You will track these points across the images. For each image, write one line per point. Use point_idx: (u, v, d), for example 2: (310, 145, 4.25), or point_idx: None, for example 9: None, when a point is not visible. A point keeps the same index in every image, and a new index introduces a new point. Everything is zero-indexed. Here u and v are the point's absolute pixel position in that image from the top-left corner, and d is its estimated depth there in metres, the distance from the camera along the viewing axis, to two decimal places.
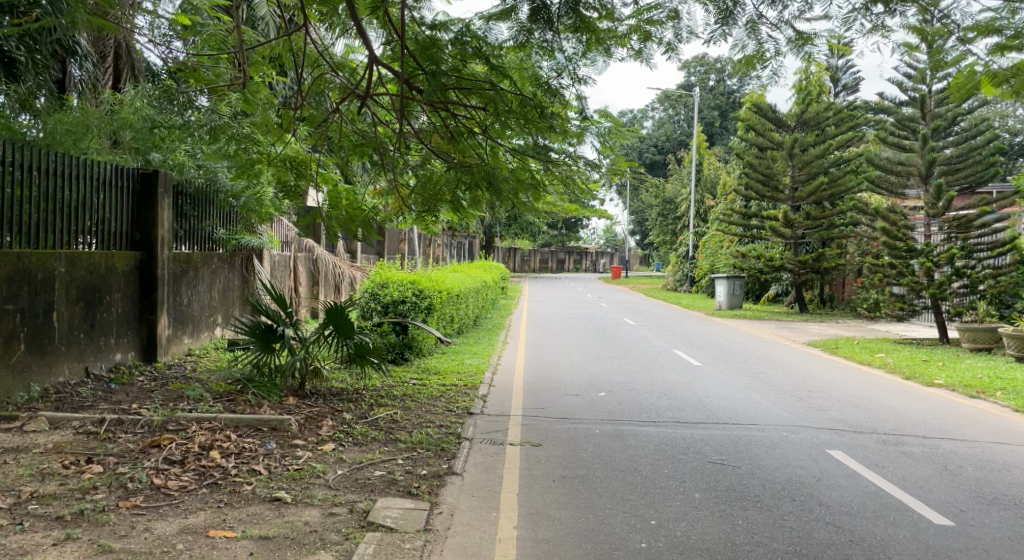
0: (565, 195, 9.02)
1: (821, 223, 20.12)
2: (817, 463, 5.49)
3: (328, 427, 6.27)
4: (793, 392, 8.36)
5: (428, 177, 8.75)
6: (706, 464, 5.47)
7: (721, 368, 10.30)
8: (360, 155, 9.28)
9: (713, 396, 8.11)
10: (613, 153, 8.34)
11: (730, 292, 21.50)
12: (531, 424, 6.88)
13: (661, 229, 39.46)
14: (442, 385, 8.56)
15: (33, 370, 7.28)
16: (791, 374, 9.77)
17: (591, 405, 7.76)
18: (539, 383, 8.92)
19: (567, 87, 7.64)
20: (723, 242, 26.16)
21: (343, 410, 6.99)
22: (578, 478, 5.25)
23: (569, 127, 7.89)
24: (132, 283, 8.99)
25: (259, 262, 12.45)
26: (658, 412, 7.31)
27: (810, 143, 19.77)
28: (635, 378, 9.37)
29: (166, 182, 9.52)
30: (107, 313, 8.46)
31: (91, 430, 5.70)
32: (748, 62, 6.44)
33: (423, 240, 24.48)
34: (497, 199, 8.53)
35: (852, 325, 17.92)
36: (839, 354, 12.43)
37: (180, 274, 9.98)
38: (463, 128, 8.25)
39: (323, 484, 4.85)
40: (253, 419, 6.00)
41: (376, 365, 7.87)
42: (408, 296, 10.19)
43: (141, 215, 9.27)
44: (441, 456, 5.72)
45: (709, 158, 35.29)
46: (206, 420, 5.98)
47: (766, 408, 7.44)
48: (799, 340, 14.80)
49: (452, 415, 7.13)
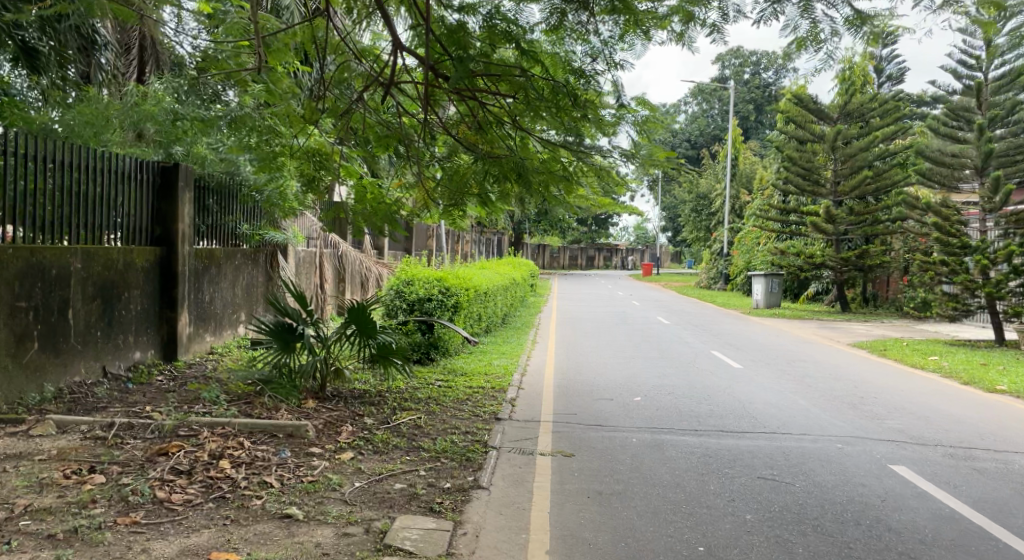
0: (598, 187, 8.54)
1: (864, 219, 19.40)
2: (881, 481, 5.02)
3: (348, 433, 5.92)
4: (843, 400, 7.85)
5: (455, 170, 8.43)
6: (756, 481, 5.03)
7: (762, 372, 9.79)
8: (386, 147, 8.93)
9: (756, 402, 7.64)
10: (651, 144, 7.69)
11: (768, 291, 20.85)
12: (564, 432, 6.47)
13: (695, 224, 38.71)
14: (469, 387, 8.21)
15: (47, 370, 7.00)
16: (840, 378, 9.22)
17: (626, 410, 7.34)
18: (571, 387, 8.51)
19: (601, 73, 7.10)
20: (760, 238, 25.47)
21: (365, 415, 6.65)
22: (615, 495, 4.85)
23: (604, 117, 7.42)
24: (153, 280, 8.74)
25: (284, 258, 12.24)
26: (699, 420, 6.87)
27: (853, 136, 19.12)
28: (671, 381, 8.93)
29: (187, 176, 9.26)
30: (126, 311, 8.22)
31: (100, 435, 5.35)
32: (800, 45, 5.94)
33: (453, 236, 24.12)
34: (527, 193, 8.16)
35: (899, 325, 17.18)
36: (889, 356, 11.82)
37: (202, 271, 9.74)
38: (493, 118, 7.86)
39: (339, 499, 4.49)
40: (268, 424, 5.66)
41: (400, 366, 7.57)
42: (434, 294, 9.86)
43: (161, 209, 9.01)
44: (466, 467, 5.33)
45: (744, 152, 34.53)
46: (219, 424, 5.64)
47: (813, 417, 6.97)
48: (844, 341, 14.19)
49: (478, 420, 6.76)
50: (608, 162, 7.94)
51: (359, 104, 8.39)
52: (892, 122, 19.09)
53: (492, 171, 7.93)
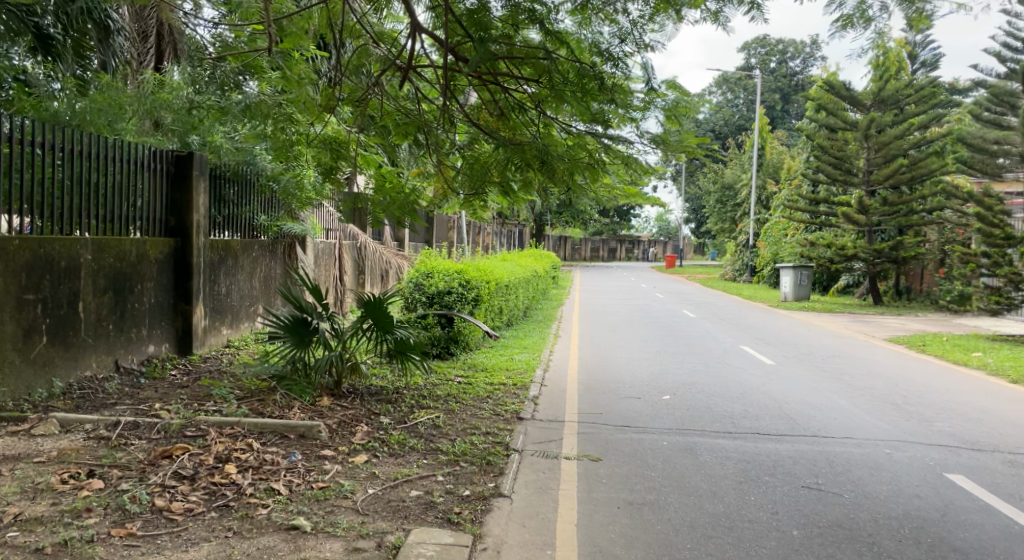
0: (626, 176, 8.16)
1: (898, 209, 18.84)
2: (937, 493, 4.88)
3: (363, 434, 5.63)
4: (884, 403, 7.46)
5: (475, 158, 8.09)
6: (801, 492, 4.85)
7: (796, 370, 9.38)
8: (405, 135, 8.58)
9: (792, 404, 7.28)
10: (681, 129, 7.32)
11: (797, 283, 20.35)
12: (590, 433, 6.14)
13: (720, 216, 38.02)
14: (490, 384, 7.91)
15: (57, 364, 6.75)
16: (879, 378, 8.89)
17: (655, 410, 7.01)
18: (596, 384, 8.19)
19: (630, 56, 6.71)
20: (789, 230, 24.87)
21: (382, 414, 6.36)
22: (647, 507, 4.56)
23: (632, 101, 7.01)
24: (167, 272, 8.50)
25: (302, 250, 12.03)
26: (733, 421, 6.55)
27: (887, 124, 18.54)
28: (701, 379, 8.57)
29: (201, 164, 9.00)
30: (140, 303, 7.97)
31: (104, 435, 5.09)
32: (847, 23, 5.56)
33: (474, 228, 23.78)
34: (550, 182, 7.78)
35: (936, 319, 16.62)
36: (927, 353, 11.35)
37: (217, 263, 9.50)
38: (515, 103, 7.56)
39: (351, 509, 4.20)
40: (279, 424, 5.38)
41: (418, 362, 7.31)
42: (454, 287, 9.55)
43: (176, 199, 8.75)
44: (487, 473, 5.03)
45: (771, 141, 33.85)
46: (228, 424, 5.36)
47: (854, 422, 6.62)
48: (879, 336, 13.71)
49: (500, 420, 6.45)
50: (628, 150, 7.60)
51: (377, 88, 8.10)
52: (929, 109, 18.48)
53: (512, 157, 7.58)
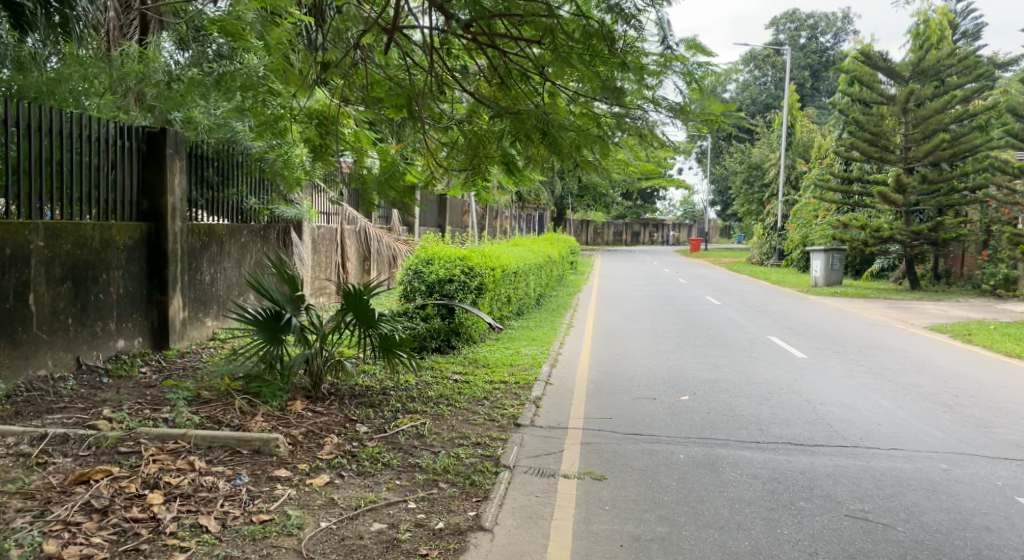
0: (641, 152, 7.26)
1: (938, 188, 17.83)
2: (1013, 524, 4.02)
3: (331, 447, 4.88)
4: (933, 404, 6.58)
5: (472, 133, 7.23)
6: (843, 523, 4.01)
7: (831, 364, 8.50)
8: (397, 109, 7.76)
9: (830, 407, 6.40)
10: (703, 97, 6.36)
11: (829, 267, 19.63)
12: (595, 445, 5.33)
13: (747, 197, 36.74)
14: (489, 383, 7.14)
15: (2, 363, 6.07)
16: (928, 375, 7.94)
17: (672, 414, 6.19)
18: (607, 383, 7.38)
19: (642, 10, 5.75)
20: (820, 211, 23.74)
21: (360, 421, 5.61)
22: (657, 545, 3.77)
23: (646, 63, 6.13)
24: (139, 260, 7.76)
25: (297, 235, 11.30)
26: (762, 429, 5.72)
27: (927, 97, 17.46)
28: (724, 375, 7.74)
29: (177, 141, 8.23)
30: (105, 295, 7.24)
31: (25, 450, 4.34)
32: None
33: (491, 211, 22.90)
34: (554, 159, 6.91)
35: (982, 305, 15.54)
36: (976, 344, 10.37)
37: (198, 249, 8.78)
38: (516, 71, 6.70)
39: (293, 551, 3.46)
40: (231, 437, 4.60)
41: (406, 360, 6.55)
42: (456, 275, 8.78)
43: (149, 179, 8.01)
44: (467, 498, 4.25)
45: (801, 120, 32.63)
46: (171, 438, 4.58)
47: (901, 428, 5.75)
48: (920, 325, 12.74)
49: (492, 427, 5.67)
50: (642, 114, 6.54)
51: (362, 51, 7.28)
52: (972, 79, 17.45)
53: (512, 129, 6.73)
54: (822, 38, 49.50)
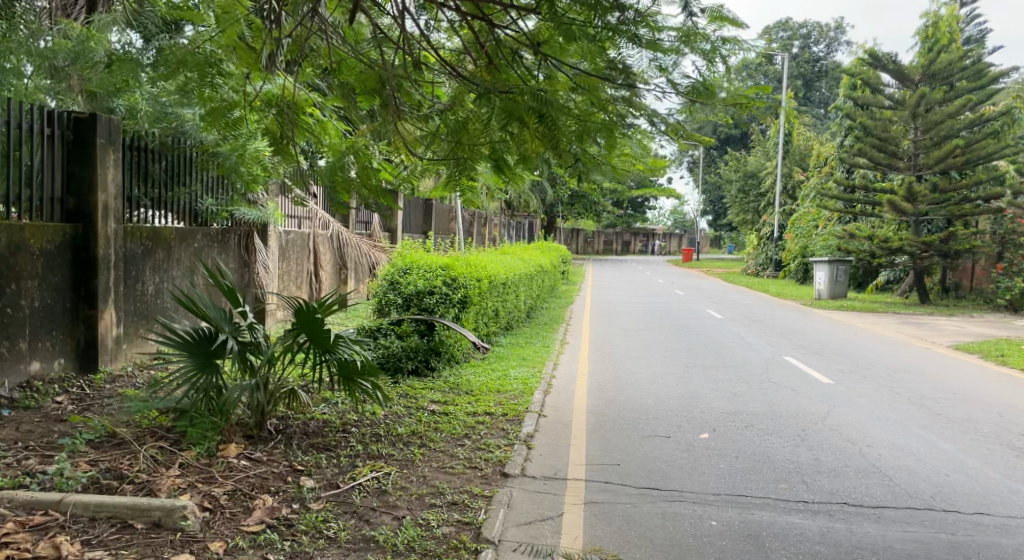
0: (648, 150, 6.11)
1: (948, 196, 16.81)
2: None
3: (261, 514, 3.76)
4: (1001, 447, 5.51)
5: (451, 124, 6.01)
6: None
7: (865, 392, 7.43)
8: (367, 97, 6.61)
9: (886, 452, 5.31)
10: (724, 80, 5.26)
11: (833, 279, 18.62)
12: (607, 507, 4.21)
13: (742, 207, 35.64)
14: (472, 415, 6.02)
15: None
16: (981, 406, 6.87)
17: (696, 460, 5.07)
18: (611, 416, 6.28)
19: None
20: (820, 221, 22.73)
21: (308, 471, 4.47)
22: None
23: (660, 38, 5.01)
24: (61, 267, 6.57)
25: (261, 240, 10.12)
26: (812, 484, 4.60)
27: (936, 101, 16.45)
28: (745, 406, 6.64)
29: (111, 129, 7.03)
30: (14, 309, 6.07)
31: None
32: None
33: (479, 218, 21.79)
34: (546, 153, 5.80)
35: (999, 322, 14.53)
36: (1012, 367, 9.34)
37: (137, 255, 7.60)
38: (507, 48, 5.53)
39: None
40: (121, 505, 3.52)
41: (370, 391, 5.39)
42: (437, 287, 7.67)
43: (75, 174, 6.81)
44: None
45: (798, 127, 31.66)
46: (42, 507, 3.52)
47: (979, 483, 4.67)
48: (943, 343, 11.69)
49: (473, 480, 4.55)
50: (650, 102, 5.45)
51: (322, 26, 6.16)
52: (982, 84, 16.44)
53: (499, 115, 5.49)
54: (814, 48, 48.94)
